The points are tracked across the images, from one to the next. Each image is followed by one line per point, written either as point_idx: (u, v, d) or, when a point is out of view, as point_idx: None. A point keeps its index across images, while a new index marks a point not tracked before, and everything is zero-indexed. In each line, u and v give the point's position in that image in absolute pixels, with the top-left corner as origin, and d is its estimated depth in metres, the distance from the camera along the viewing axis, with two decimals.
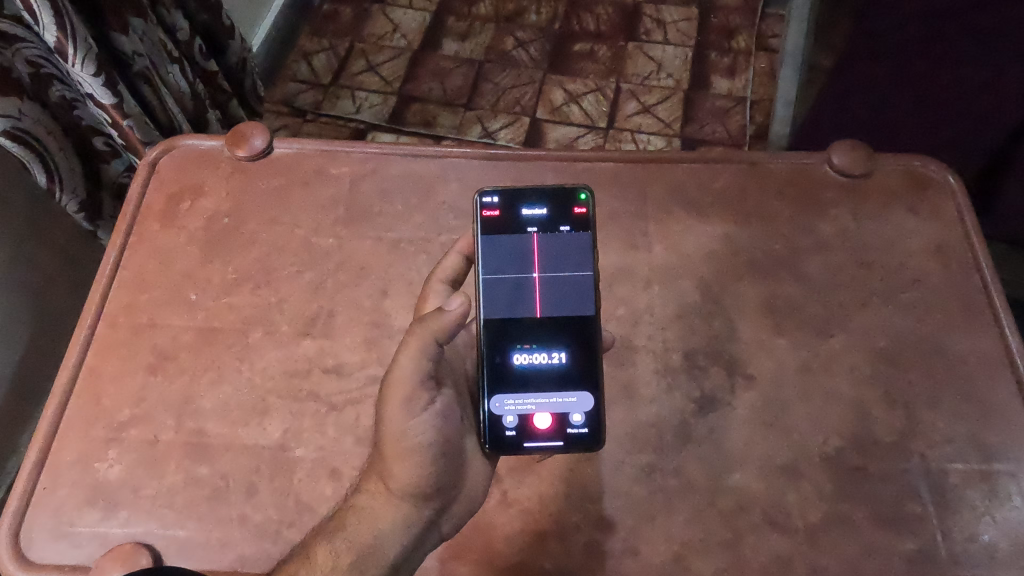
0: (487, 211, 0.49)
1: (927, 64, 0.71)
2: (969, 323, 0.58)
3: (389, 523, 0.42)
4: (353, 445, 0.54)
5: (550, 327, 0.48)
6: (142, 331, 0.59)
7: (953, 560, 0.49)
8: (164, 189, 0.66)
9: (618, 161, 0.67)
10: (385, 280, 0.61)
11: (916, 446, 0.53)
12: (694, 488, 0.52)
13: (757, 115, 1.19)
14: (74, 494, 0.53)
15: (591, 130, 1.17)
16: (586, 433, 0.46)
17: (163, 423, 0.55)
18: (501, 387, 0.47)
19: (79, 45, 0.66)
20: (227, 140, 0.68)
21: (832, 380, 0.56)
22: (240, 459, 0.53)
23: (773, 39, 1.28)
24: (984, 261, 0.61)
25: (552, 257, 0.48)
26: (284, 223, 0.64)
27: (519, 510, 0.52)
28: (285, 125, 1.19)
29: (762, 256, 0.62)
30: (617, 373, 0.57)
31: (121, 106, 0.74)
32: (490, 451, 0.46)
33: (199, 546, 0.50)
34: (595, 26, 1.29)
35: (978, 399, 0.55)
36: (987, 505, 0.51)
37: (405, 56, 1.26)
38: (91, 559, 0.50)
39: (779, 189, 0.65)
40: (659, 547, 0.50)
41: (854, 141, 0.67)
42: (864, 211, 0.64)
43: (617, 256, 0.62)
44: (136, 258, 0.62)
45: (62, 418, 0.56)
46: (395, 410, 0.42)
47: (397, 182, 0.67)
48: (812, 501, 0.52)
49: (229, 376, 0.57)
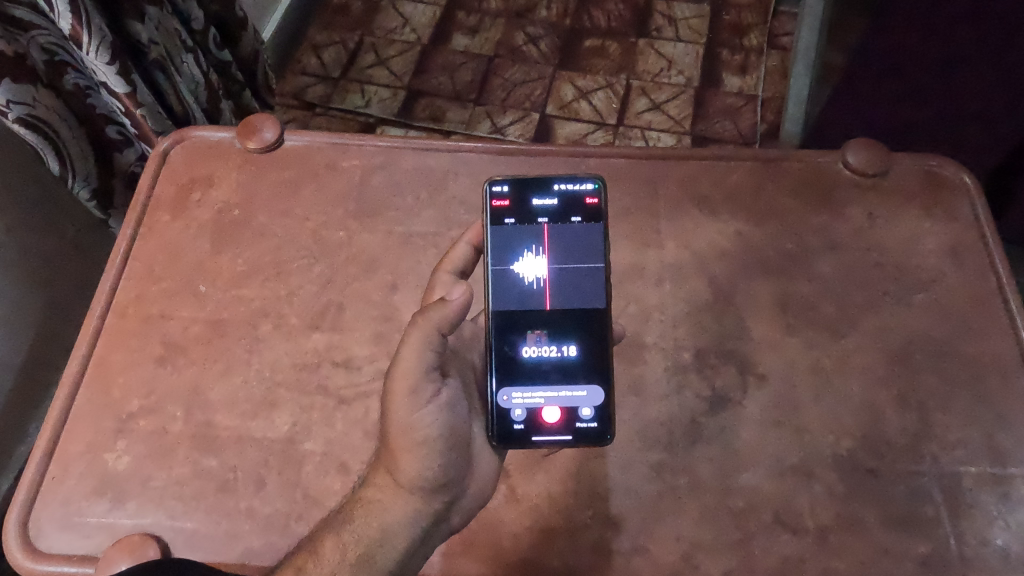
0: (497, 201, 0.48)
1: (945, 60, 0.70)
2: (984, 324, 0.57)
3: (398, 516, 0.42)
4: (361, 439, 0.54)
5: (561, 319, 0.47)
6: (153, 322, 0.59)
7: (964, 563, 0.49)
8: (175, 179, 0.66)
9: (630, 156, 0.67)
10: (395, 274, 0.61)
11: (929, 448, 0.52)
12: (704, 487, 0.52)
13: (768, 113, 1.18)
14: (83, 483, 0.52)
15: (601, 126, 1.16)
16: (595, 426, 0.46)
17: (173, 414, 0.55)
18: (509, 380, 0.46)
19: (93, 33, 0.66)
20: (238, 131, 0.67)
21: (845, 380, 0.56)
22: (249, 451, 0.53)
23: (784, 37, 1.28)
24: (998, 262, 0.60)
25: (563, 248, 0.48)
26: (294, 216, 0.64)
27: (528, 506, 0.51)
28: (294, 119, 1.18)
29: (774, 254, 0.61)
30: (628, 370, 0.56)
31: (134, 95, 0.75)
32: (496, 445, 0.45)
33: (207, 538, 0.50)
34: (606, 22, 1.28)
35: (992, 401, 0.54)
36: (1000, 508, 0.50)
37: (415, 50, 1.25)
38: (99, 549, 0.50)
39: (791, 187, 0.65)
40: (669, 546, 0.50)
41: (868, 140, 0.66)
42: (878, 210, 0.63)
43: (628, 254, 0.62)
44: (147, 248, 0.62)
45: (71, 409, 0.55)
46: (400, 403, 0.41)
47: (409, 176, 0.66)
48: (823, 502, 0.51)
49: (238, 369, 0.57)
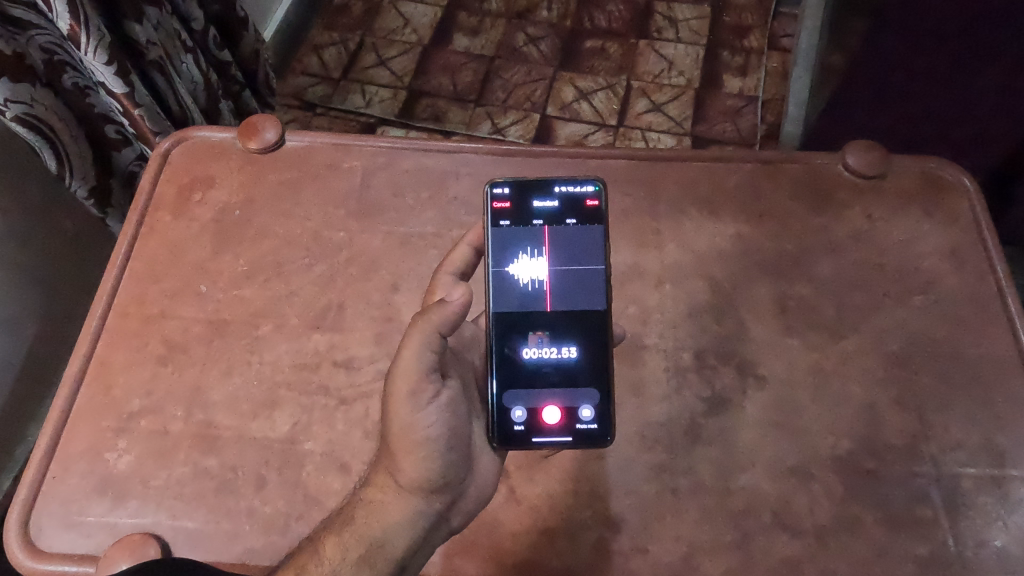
0: (498, 202, 0.48)
1: (945, 62, 0.70)
2: (983, 326, 0.58)
3: (398, 517, 0.42)
4: (361, 439, 0.54)
5: (561, 321, 0.47)
6: (153, 322, 0.59)
7: (963, 564, 0.49)
8: (176, 179, 0.66)
9: (630, 158, 0.67)
10: (396, 275, 0.61)
11: (928, 450, 0.53)
12: (703, 488, 0.52)
13: (768, 115, 1.18)
14: (84, 482, 0.53)
15: (602, 127, 1.16)
16: (595, 427, 0.46)
17: (173, 414, 0.55)
18: (509, 381, 0.46)
19: (91, 34, 0.67)
20: (239, 131, 0.68)
21: (844, 381, 0.56)
22: (250, 451, 0.53)
23: (784, 39, 1.28)
24: (998, 264, 0.60)
25: (564, 250, 0.48)
26: (295, 216, 0.64)
27: (528, 506, 0.52)
28: (295, 119, 1.19)
29: (774, 256, 0.62)
30: (628, 371, 0.57)
31: (132, 95, 0.75)
32: (497, 446, 0.45)
33: (207, 537, 0.50)
34: (607, 23, 1.29)
35: (990, 403, 0.54)
36: (999, 510, 0.50)
37: (416, 50, 1.25)
38: (99, 549, 0.50)
39: (791, 189, 0.65)
40: (668, 547, 0.50)
41: (868, 142, 0.66)
42: (878, 212, 0.63)
43: (628, 255, 0.62)
44: (148, 248, 0.62)
45: (71, 409, 0.56)
46: (399, 404, 0.41)
47: (409, 176, 0.66)
48: (822, 502, 0.51)
49: (239, 369, 0.57)
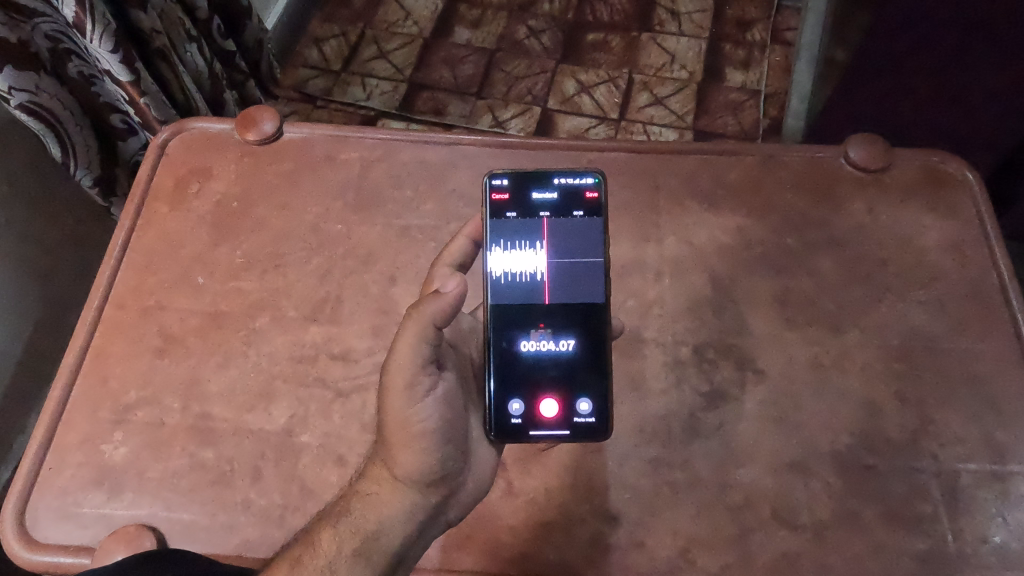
0: (496, 193, 0.48)
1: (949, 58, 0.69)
2: (984, 321, 0.57)
3: (394, 510, 0.42)
4: (358, 432, 0.53)
5: (560, 314, 0.47)
6: (150, 314, 0.59)
7: (962, 560, 0.49)
8: (174, 170, 0.66)
9: (631, 151, 0.66)
10: (394, 267, 0.61)
11: (928, 446, 0.52)
12: (701, 482, 0.52)
13: (771, 108, 1.17)
14: (80, 474, 0.52)
15: (603, 121, 1.16)
16: (593, 421, 0.46)
17: (169, 406, 0.55)
18: (506, 374, 0.46)
19: (97, 20, 0.66)
20: (238, 123, 0.67)
21: (844, 377, 0.55)
22: (246, 444, 0.53)
23: (789, 31, 1.27)
24: (1001, 258, 0.60)
25: (563, 242, 0.48)
26: (293, 208, 0.64)
27: (525, 500, 0.51)
28: (297, 111, 1.18)
29: (774, 250, 0.61)
30: (627, 364, 0.56)
31: (138, 84, 0.74)
32: (494, 439, 0.45)
33: (203, 529, 0.50)
34: (609, 16, 1.28)
35: (991, 398, 0.54)
36: (999, 506, 0.50)
37: (416, 43, 1.25)
38: (94, 541, 0.50)
39: (793, 182, 0.64)
40: (665, 541, 0.50)
41: (871, 134, 0.65)
42: (880, 205, 0.63)
43: (628, 247, 0.61)
44: (146, 239, 0.62)
45: (68, 401, 0.55)
46: (396, 397, 0.40)
47: (408, 169, 0.66)
48: (821, 498, 0.51)
49: (236, 361, 0.56)
